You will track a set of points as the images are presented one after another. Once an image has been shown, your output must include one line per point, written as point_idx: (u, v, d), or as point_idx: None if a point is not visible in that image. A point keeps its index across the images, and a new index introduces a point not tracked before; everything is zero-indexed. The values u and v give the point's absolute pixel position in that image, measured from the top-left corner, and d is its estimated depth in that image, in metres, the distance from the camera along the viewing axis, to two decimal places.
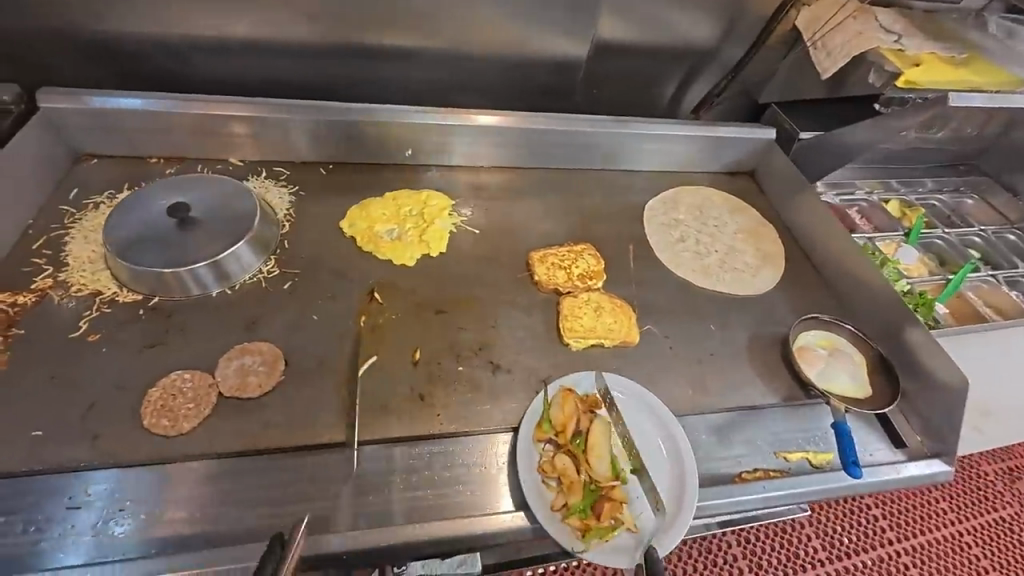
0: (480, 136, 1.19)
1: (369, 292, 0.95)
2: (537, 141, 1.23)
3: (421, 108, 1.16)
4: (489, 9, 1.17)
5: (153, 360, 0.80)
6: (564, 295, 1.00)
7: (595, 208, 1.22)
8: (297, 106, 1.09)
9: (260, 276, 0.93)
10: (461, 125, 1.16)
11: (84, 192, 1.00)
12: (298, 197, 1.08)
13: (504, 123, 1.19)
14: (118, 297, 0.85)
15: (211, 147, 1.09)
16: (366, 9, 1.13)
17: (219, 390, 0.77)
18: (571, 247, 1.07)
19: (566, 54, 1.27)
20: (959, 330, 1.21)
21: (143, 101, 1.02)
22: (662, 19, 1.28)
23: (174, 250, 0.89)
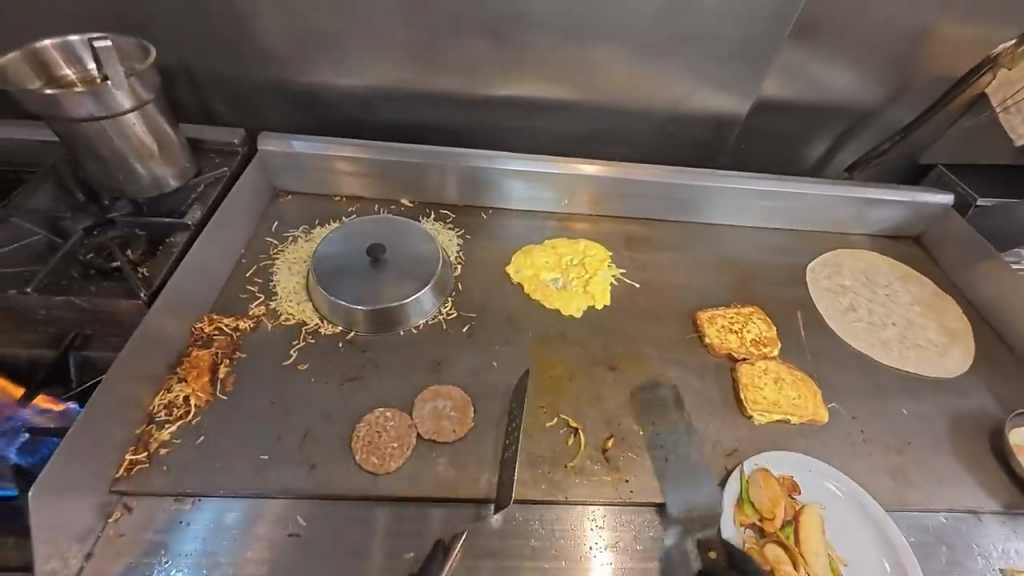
0: (577, 185, 1.18)
1: (541, 341, 0.96)
2: (666, 194, 1.20)
3: (539, 159, 1.16)
4: (656, 67, 1.19)
5: (354, 394, 0.84)
6: (738, 361, 0.95)
7: (754, 268, 1.18)
8: (449, 155, 1.14)
9: (440, 318, 0.97)
10: (594, 176, 1.16)
11: (283, 225, 1.10)
12: (464, 241, 1.13)
13: (602, 172, 1.17)
14: (321, 329, 0.92)
15: (389, 189, 1.17)
16: (539, 66, 1.20)
17: (417, 431, 0.79)
18: (740, 309, 1.03)
19: (725, 110, 1.26)
20: None
21: (331, 146, 1.11)
22: (829, 78, 1.25)
23: (368, 288, 0.95)
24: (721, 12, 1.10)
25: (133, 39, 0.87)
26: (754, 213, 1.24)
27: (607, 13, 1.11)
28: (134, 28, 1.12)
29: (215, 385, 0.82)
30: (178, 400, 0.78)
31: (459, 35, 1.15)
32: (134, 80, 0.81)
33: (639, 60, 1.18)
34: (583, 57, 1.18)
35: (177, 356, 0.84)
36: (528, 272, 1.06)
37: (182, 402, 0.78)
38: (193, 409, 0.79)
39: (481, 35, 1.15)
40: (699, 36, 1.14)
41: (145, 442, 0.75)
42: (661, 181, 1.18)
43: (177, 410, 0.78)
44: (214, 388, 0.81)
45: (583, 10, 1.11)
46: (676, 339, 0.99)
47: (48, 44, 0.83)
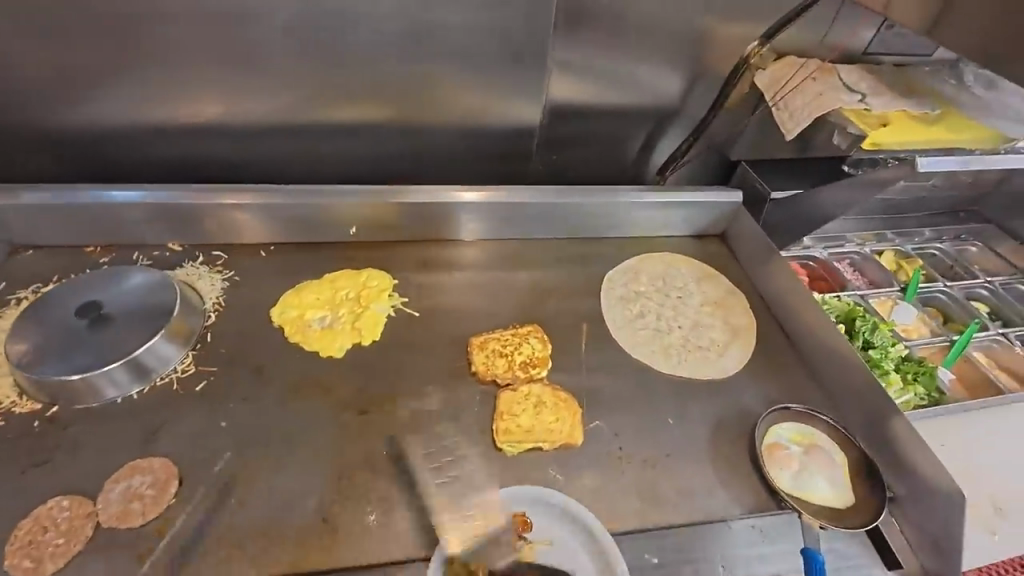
0: (462, 213, 1.14)
1: (289, 389, 0.88)
2: (516, 214, 1.16)
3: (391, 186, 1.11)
4: (431, 84, 1.15)
5: (37, 482, 0.74)
6: (502, 388, 0.91)
7: (550, 282, 1.14)
8: (216, 192, 1.06)
9: (175, 376, 0.88)
10: (470, 204, 1.13)
11: (10, 287, 0.98)
12: (230, 283, 1.03)
13: (484, 198, 1.13)
14: (16, 407, 0.80)
15: (146, 235, 1.07)
16: (304, 89, 1.12)
17: (96, 520, 0.70)
18: (515, 330, 0.99)
19: (516, 122, 1.24)
20: (943, 409, 1.15)
21: (70, 194, 1.01)
22: (613, 85, 1.26)
23: (85, 352, 0.84)
24: (477, 26, 1.07)
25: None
26: (557, 226, 1.20)
27: (359, 32, 1.06)
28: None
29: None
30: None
31: (206, 62, 1.06)
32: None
33: (411, 79, 1.13)
34: (350, 79, 1.12)
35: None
36: (291, 313, 0.98)
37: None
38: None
39: (230, 62, 1.07)
40: (464, 52, 1.11)
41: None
42: (513, 201, 1.14)
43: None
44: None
45: (332, 30, 1.05)
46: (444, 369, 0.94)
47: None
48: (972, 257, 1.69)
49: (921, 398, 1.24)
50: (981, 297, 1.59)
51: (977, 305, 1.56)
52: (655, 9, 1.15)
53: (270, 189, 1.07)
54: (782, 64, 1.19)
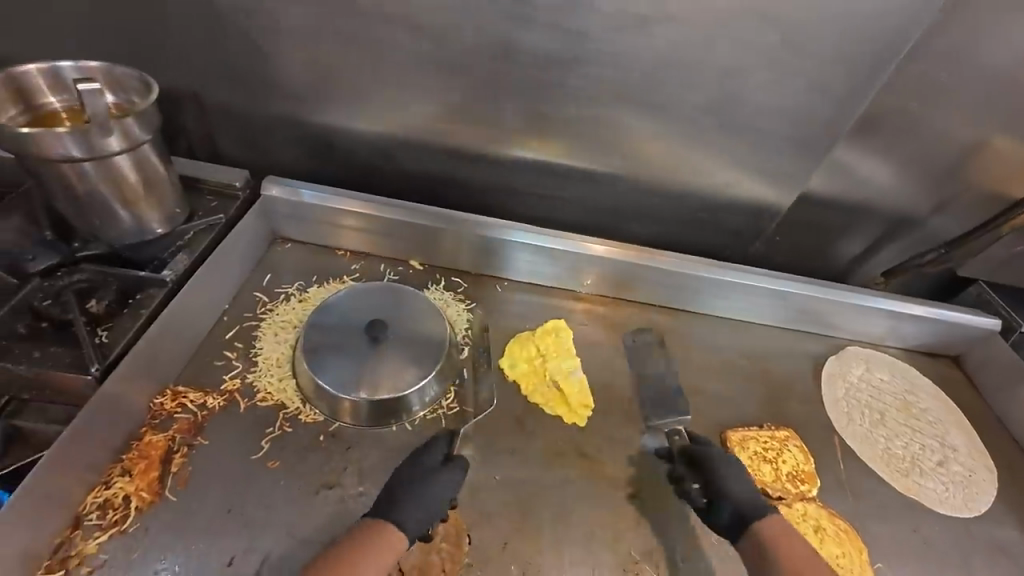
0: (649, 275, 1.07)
1: (553, 451, 0.84)
2: (710, 290, 1.09)
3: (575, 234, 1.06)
4: (699, 153, 1.11)
5: (331, 507, 0.71)
6: (772, 499, 0.84)
7: (790, 379, 1.06)
8: (479, 222, 1.04)
9: (440, 411, 0.85)
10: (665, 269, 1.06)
11: (276, 279, 0.98)
12: (475, 315, 1.02)
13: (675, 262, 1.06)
14: (301, 415, 0.79)
15: (398, 250, 1.07)
16: (573, 135, 1.10)
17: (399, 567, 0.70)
18: (773, 431, 0.92)
19: (763, 201, 1.19)
20: None
21: (344, 198, 1.01)
22: (874, 182, 1.19)
23: (364, 371, 0.82)
24: (778, 107, 1.03)
25: (131, 68, 0.80)
26: (795, 316, 1.13)
27: (654, 93, 1.03)
28: (147, 46, 1.02)
29: (162, 480, 0.70)
30: (120, 498, 0.67)
31: (494, 95, 1.06)
32: (130, 120, 0.72)
33: (681, 142, 1.10)
34: (625, 135, 1.10)
35: (125, 438, 0.72)
36: (523, 367, 0.93)
37: (124, 503, 0.67)
38: (134, 513, 0.67)
39: (522, 99, 1.06)
40: (749, 128, 1.07)
41: (67, 552, 0.63)
42: (701, 273, 1.06)
43: (117, 511, 0.66)
44: (160, 484, 0.70)
45: (633, 86, 1.02)
46: None
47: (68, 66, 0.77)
48: None
49: None
50: None
51: None
52: (957, 118, 1.08)
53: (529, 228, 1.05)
54: None
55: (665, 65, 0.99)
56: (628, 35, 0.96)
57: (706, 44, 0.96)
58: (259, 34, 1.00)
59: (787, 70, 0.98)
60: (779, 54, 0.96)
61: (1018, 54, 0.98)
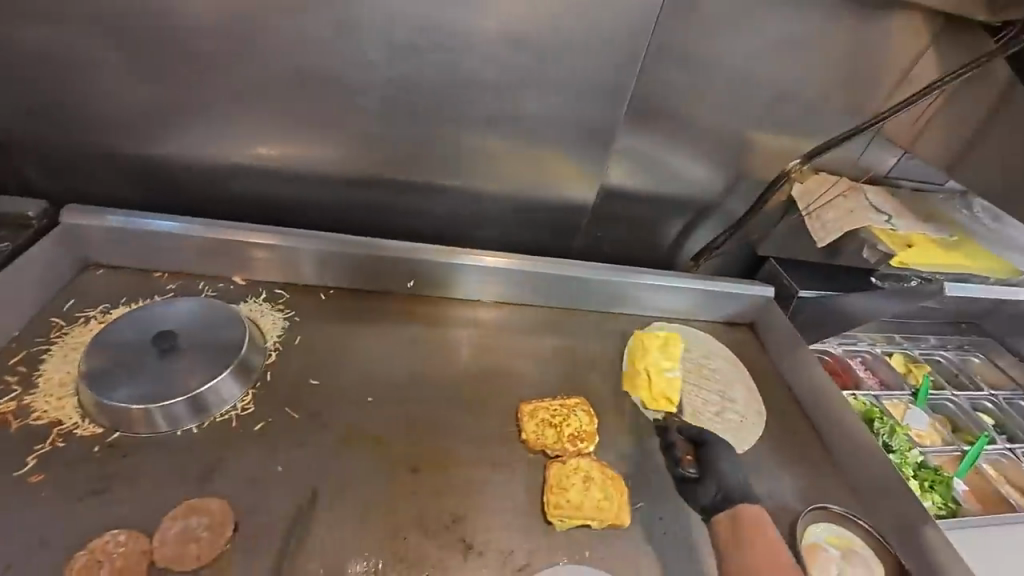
0: (475, 274, 1.17)
1: (344, 437, 0.90)
2: (530, 281, 1.20)
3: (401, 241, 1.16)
4: (502, 160, 1.24)
5: (93, 511, 0.73)
6: (552, 458, 0.94)
7: (593, 354, 1.18)
8: (296, 235, 1.10)
9: (234, 413, 0.89)
10: (489, 267, 1.17)
11: (79, 303, 1.00)
12: (292, 321, 1.07)
13: (496, 260, 1.17)
14: (78, 429, 0.81)
15: (215, 266, 1.10)
16: (384, 150, 1.20)
17: (150, 559, 0.70)
18: (564, 400, 1.02)
19: (571, 200, 1.34)
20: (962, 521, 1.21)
21: (158, 222, 1.06)
22: (663, 177, 1.37)
23: (153, 381, 0.86)
24: (555, 115, 1.18)
25: None
26: (601, 300, 1.26)
27: (448, 109, 1.16)
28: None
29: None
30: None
31: (301, 117, 1.14)
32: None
33: (483, 151, 1.22)
34: (431, 145, 1.21)
35: None
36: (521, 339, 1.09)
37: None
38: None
39: (327, 118, 1.15)
40: (539, 135, 1.21)
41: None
42: (520, 268, 1.18)
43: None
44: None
45: (425, 101, 1.14)
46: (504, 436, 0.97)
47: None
48: (975, 369, 1.75)
49: (938, 507, 1.28)
50: (986, 408, 1.67)
51: (982, 417, 1.62)
52: (711, 119, 1.28)
53: (341, 236, 1.12)
54: (815, 178, 1.33)
55: (448, 81, 1.12)
56: (411, 59, 1.08)
57: (477, 63, 1.10)
58: (57, 71, 1.05)
59: (552, 83, 1.14)
60: (541, 69, 1.11)
61: (739, 63, 1.19)
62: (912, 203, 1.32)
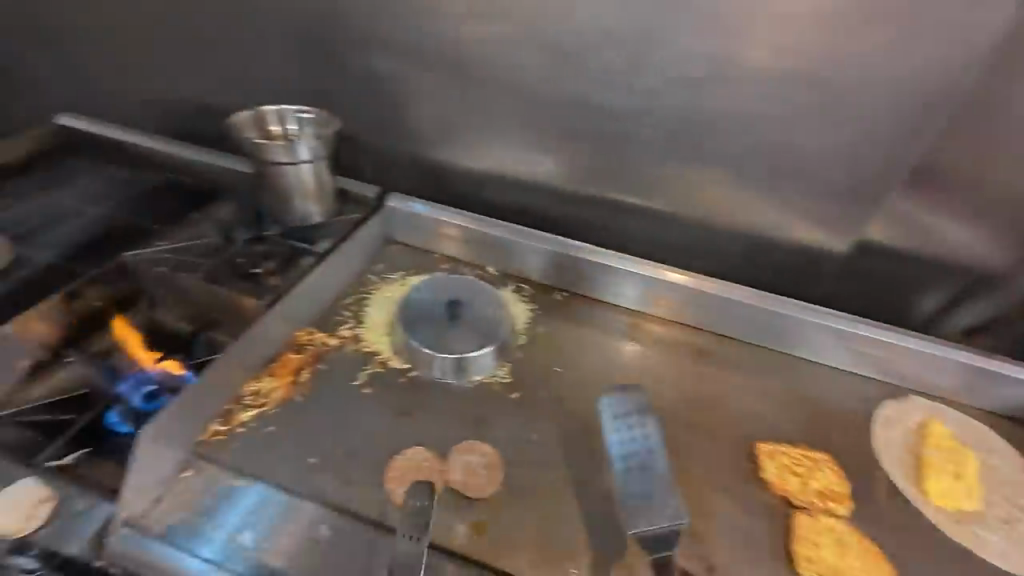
0: (699, 299, 1.17)
1: (584, 425, 0.96)
2: (757, 318, 1.15)
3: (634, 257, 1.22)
4: (749, 195, 1.24)
5: (401, 429, 0.91)
6: (795, 507, 0.87)
7: (835, 412, 1.07)
8: (547, 239, 1.24)
9: (495, 379, 1.03)
10: (715, 295, 1.15)
11: (385, 267, 1.27)
12: (535, 313, 1.20)
13: (725, 291, 1.16)
14: (390, 361, 1.02)
15: (478, 255, 1.30)
16: (633, 175, 1.30)
17: (446, 478, 0.84)
18: (803, 451, 0.95)
19: (815, 245, 1.26)
20: None
21: (441, 212, 1.30)
22: (940, 233, 1.21)
23: (439, 336, 1.05)
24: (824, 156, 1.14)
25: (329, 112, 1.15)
26: (845, 355, 1.14)
27: (707, 144, 1.21)
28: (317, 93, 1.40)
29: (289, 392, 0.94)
30: (265, 398, 0.92)
31: (569, 140, 1.31)
32: (321, 139, 1.08)
33: (732, 185, 1.24)
34: (684, 175, 1.27)
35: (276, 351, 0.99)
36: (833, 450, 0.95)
37: (267, 401, 0.91)
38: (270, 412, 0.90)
39: (591, 142, 1.29)
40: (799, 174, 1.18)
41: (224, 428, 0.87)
42: (748, 302, 1.14)
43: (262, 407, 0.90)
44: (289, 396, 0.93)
45: (696, 133, 1.22)
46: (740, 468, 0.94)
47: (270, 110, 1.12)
48: None
49: None
50: None
51: None
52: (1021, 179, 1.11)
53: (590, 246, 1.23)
54: None
55: (722, 117, 1.19)
56: (687, 93, 1.16)
57: (758, 100, 1.15)
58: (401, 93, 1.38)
59: None
60: (827, 110, 1.13)
61: None
62: None
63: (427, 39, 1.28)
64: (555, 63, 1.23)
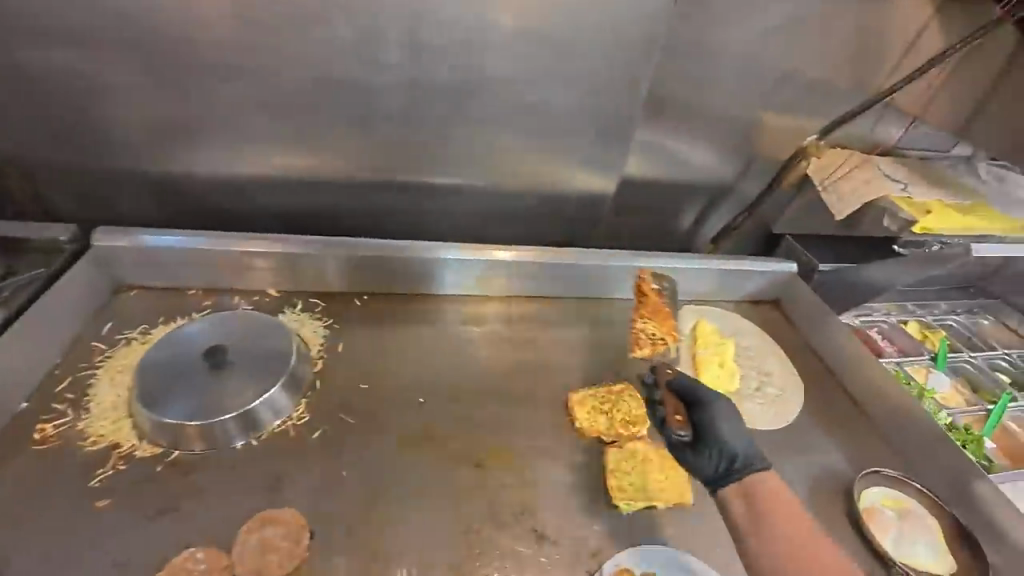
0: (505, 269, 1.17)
1: (402, 439, 0.89)
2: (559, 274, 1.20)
3: (421, 243, 1.13)
4: (522, 153, 1.24)
5: (167, 529, 0.73)
6: (607, 444, 0.94)
7: (629, 342, 1.18)
8: (330, 245, 1.10)
9: (289, 424, 0.88)
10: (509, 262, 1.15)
11: (118, 326, 0.98)
12: (332, 331, 1.06)
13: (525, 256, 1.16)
14: (137, 450, 0.80)
15: (251, 281, 1.10)
16: (405, 152, 1.20)
17: (233, 573, 0.70)
18: (610, 388, 1.03)
19: (591, 190, 1.33)
20: None
21: (180, 238, 1.03)
22: (680, 159, 1.38)
23: (209, 397, 0.85)
24: (571, 106, 1.18)
25: None
26: (636, 287, 1.25)
27: (468, 109, 1.16)
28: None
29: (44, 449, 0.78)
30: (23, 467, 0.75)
31: (323, 123, 1.14)
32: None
33: (502, 146, 1.22)
34: (456, 148, 1.21)
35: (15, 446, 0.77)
36: (706, 352, 1.17)
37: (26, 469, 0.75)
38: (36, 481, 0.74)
39: (348, 123, 1.15)
40: (557, 127, 1.21)
41: None
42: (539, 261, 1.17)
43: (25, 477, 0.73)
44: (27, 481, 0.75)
45: (457, 100, 1.14)
46: (559, 423, 0.97)
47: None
48: (986, 330, 1.78)
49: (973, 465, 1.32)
50: (1003, 367, 1.69)
51: (999, 374, 1.66)
52: (725, 102, 1.30)
53: (301, 238, 1.10)
54: (831, 153, 1.35)
55: (472, 83, 1.12)
56: (423, 59, 1.09)
57: (501, 61, 1.11)
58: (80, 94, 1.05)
59: (565, 77, 1.14)
60: (566, 65, 1.13)
61: (749, 44, 1.22)
62: (923, 170, 1.35)
63: (89, 24, 0.98)
64: (269, 41, 1.03)
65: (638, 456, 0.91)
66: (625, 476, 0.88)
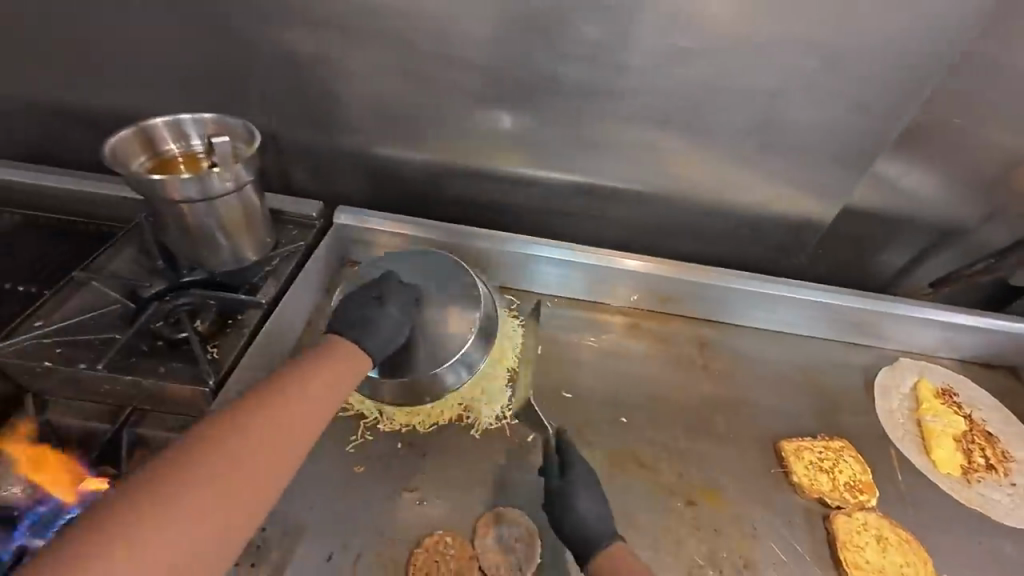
0: (705, 289, 1.10)
1: (611, 459, 0.89)
2: (763, 302, 1.11)
3: (626, 254, 1.10)
4: (738, 169, 1.13)
5: (413, 509, 0.79)
6: (833, 509, 0.86)
7: (839, 394, 1.06)
8: (535, 245, 1.09)
9: (504, 421, 0.90)
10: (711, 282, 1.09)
11: None
12: (529, 329, 1.07)
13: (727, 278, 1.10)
14: (380, 424, 0.87)
15: None
16: (613, 157, 1.14)
17: (479, 564, 0.74)
18: (827, 443, 0.94)
19: (805, 215, 1.19)
20: None
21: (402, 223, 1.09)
22: (916, 191, 1.20)
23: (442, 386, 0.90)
24: (814, 123, 1.05)
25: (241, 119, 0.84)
26: (836, 325, 1.13)
27: (695, 118, 1.07)
28: (215, 88, 1.10)
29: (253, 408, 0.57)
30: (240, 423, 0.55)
31: (539, 122, 1.10)
32: (239, 166, 0.80)
33: (719, 161, 1.12)
34: (669, 158, 1.12)
35: None
36: (934, 420, 1.01)
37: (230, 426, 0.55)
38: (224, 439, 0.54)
39: (565, 123, 1.10)
40: (789, 145, 1.08)
41: None
42: (745, 286, 1.09)
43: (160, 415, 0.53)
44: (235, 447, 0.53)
45: (687, 108, 1.05)
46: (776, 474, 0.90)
47: (159, 121, 0.81)
48: None
49: None
50: None
51: None
52: (999, 133, 1.09)
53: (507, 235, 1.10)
54: None
55: (710, 92, 1.03)
56: (665, 64, 1.00)
57: (750, 70, 0.99)
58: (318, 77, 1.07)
59: (824, 91, 1.01)
60: (825, 78, 0.99)
61: None
62: None
63: (342, 10, 0.99)
64: (509, 39, 1.00)
65: (870, 528, 0.83)
66: (861, 551, 0.81)
